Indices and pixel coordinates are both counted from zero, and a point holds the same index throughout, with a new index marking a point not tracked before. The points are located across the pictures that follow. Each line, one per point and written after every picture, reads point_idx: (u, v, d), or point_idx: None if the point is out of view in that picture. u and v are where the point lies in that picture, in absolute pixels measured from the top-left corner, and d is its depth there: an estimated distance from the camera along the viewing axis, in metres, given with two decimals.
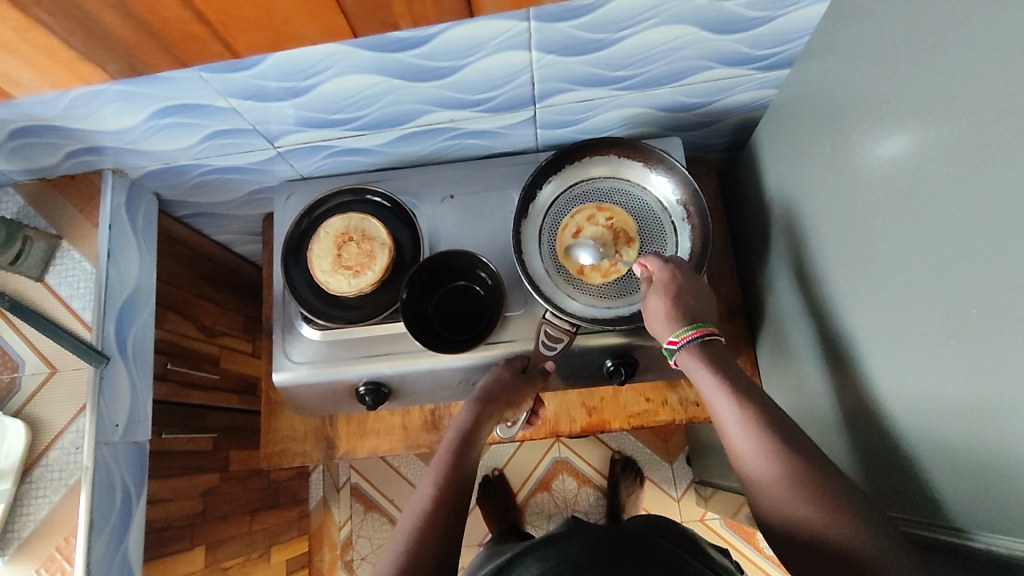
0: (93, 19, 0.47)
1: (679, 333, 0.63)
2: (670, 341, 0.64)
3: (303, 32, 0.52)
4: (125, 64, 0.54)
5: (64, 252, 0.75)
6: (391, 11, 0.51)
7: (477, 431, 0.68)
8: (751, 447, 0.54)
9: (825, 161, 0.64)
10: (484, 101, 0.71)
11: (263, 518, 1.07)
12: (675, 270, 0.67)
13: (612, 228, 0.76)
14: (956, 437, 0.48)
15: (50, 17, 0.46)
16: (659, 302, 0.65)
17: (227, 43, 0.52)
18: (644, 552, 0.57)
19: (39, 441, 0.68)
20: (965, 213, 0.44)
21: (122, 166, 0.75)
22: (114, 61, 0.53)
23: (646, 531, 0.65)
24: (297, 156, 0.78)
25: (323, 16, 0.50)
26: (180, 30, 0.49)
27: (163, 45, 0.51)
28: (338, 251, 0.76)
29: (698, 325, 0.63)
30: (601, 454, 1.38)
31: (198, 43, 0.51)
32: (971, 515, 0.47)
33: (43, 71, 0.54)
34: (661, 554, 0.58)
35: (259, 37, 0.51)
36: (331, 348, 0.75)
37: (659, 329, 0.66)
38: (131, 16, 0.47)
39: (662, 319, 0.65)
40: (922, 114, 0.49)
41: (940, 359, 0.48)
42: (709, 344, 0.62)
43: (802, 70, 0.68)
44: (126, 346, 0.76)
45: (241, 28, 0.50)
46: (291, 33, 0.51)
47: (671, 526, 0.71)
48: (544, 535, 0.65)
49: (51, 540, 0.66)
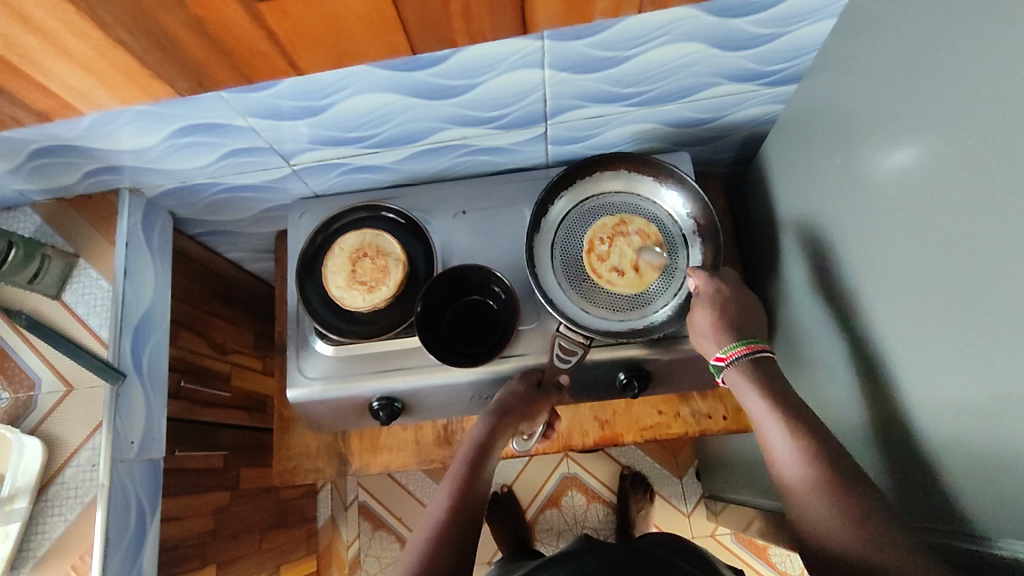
0: (170, 38, 0.48)
1: (727, 350, 0.65)
2: (716, 358, 0.66)
3: (365, 50, 0.53)
4: (194, 80, 0.54)
5: (81, 270, 0.75)
6: (449, 29, 0.52)
7: (492, 443, 0.69)
8: (788, 452, 0.57)
9: (835, 174, 0.65)
10: (498, 118, 0.72)
11: (272, 537, 1.07)
12: (721, 284, 0.70)
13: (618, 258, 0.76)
14: (978, 444, 0.48)
15: (130, 36, 0.47)
16: (703, 314, 0.68)
17: (289, 63, 0.53)
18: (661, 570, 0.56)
19: (54, 459, 0.68)
20: (977, 224, 0.45)
21: (138, 185, 0.76)
22: (183, 77, 0.54)
23: (660, 551, 0.64)
24: (311, 174, 0.79)
25: (384, 34, 0.51)
26: (249, 49, 0.50)
27: (233, 62, 0.52)
28: (353, 267, 0.76)
29: (747, 341, 0.65)
30: (610, 469, 1.37)
31: (264, 60, 0.52)
32: (993, 520, 0.47)
33: (117, 91, 0.55)
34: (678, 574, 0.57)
35: (324, 54, 0.52)
36: (345, 363, 0.76)
37: (706, 345, 0.68)
38: (207, 34, 0.48)
39: (707, 333, 0.68)
40: (932, 127, 0.50)
41: (959, 366, 0.49)
42: (759, 362, 0.64)
43: (811, 85, 0.70)
44: (142, 365, 0.76)
45: (309, 44, 0.51)
46: (353, 50, 0.53)
47: (684, 544, 0.71)
48: (556, 554, 0.65)
49: (67, 558, 0.66)
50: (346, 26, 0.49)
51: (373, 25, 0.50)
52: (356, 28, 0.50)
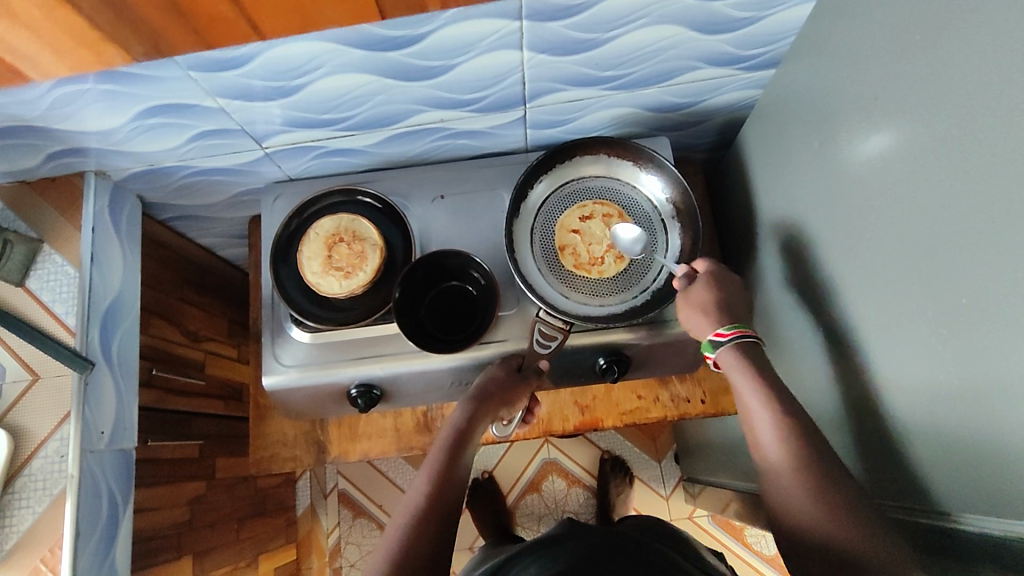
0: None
1: (726, 328, 0.65)
2: (716, 333, 0.65)
3: (329, 16, 0.52)
4: (150, 47, 0.53)
5: (46, 256, 0.73)
6: None
7: (472, 430, 0.68)
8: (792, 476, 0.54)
9: (812, 158, 0.65)
10: (475, 100, 0.71)
11: (250, 526, 1.06)
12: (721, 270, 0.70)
13: (591, 251, 0.76)
14: (949, 425, 0.49)
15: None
16: (706, 290, 0.67)
17: (251, 27, 0.52)
18: (640, 556, 0.56)
19: (22, 450, 0.66)
20: (947, 206, 0.46)
21: (104, 167, 0.74)
22: (141, 45, 0.52)
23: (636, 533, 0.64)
24: (285, 157, 0.78)
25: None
26: (209, 11, 0.49)
27: (190, 26, 0.50)
28: (329, 252, 0.75)
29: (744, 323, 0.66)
30: (590, 453, 1.39)
31: (223, 24, 0.51)
32: (964, 499, 0.48)
33: (68, 60, 0.53)
34: (654, 555, 0.58)
35: (287, 21, 0.52)
36: (322, 350, 0.75)
37: (703, 322, 0.67)
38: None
39: (710, 309, 0.67)
40: (907, 111, 0.50)
41: (930, 347, 0.50)
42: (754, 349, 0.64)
43: (789, 70, 0.70)
44: (111, 354, 0.74)
45: (271, 13, 0.50)
46: (318, 16, 0.52)
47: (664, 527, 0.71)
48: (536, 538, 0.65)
49: (36, 551, 0.64)
50: None
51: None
52: None
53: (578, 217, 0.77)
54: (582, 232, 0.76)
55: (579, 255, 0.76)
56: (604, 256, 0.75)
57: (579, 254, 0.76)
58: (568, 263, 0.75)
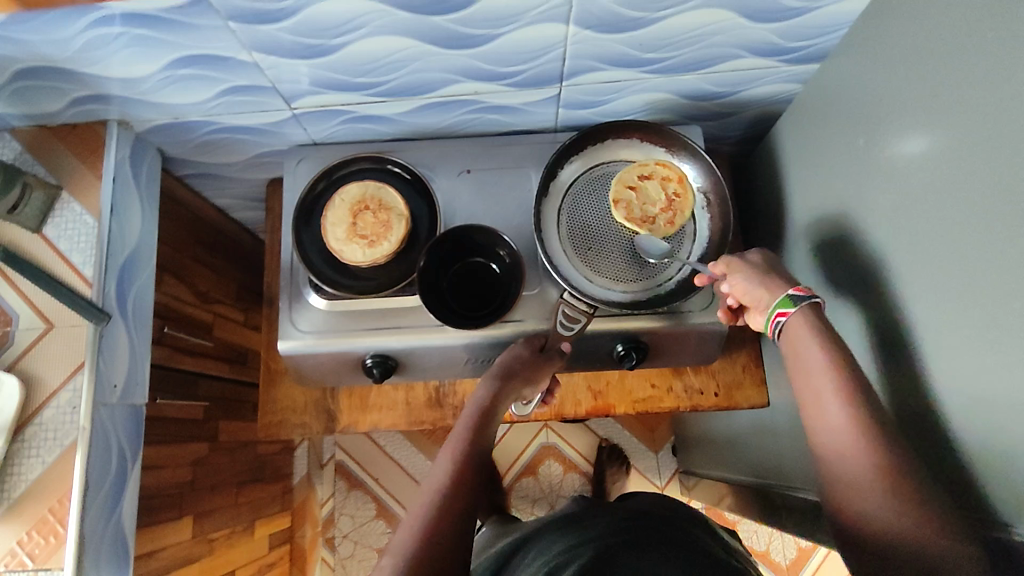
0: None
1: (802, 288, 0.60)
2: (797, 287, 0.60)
3: None
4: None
5: (64, 204, 0.71)
6: None
7: (495, 407, 0.67)
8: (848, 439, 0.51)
9: (851, 156, 0.65)
10: (512, 74, 0.70)
11: (248, 491, 1.05)
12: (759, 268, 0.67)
13: (645, 209, 0.72)
14: (977, 427, 0.49)
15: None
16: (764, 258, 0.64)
17: None
18: (668, 535, 0.59)
19: (33, 398, 0.65)
20: (994, 212, 0.46)
21: (127, 117, 0.72)
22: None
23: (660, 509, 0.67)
24: (313, 120, 0.76)
25: None
26: None
27: None
28: (353, 219, 0.73)
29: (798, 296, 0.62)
30: (589, 441, 1.39)
31: None
32: (988, 506, 0.48)
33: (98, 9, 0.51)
34: (684, 533, 0.60)
35: None
36: (339, 318, 0.74)
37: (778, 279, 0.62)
38: None
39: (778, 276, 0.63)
40: (958, 111, 0.49)
41: (963, 352, 0.50)
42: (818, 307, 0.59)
43: (834, 65, 0.68)
44: (126, 306, 0.73)
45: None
46: None
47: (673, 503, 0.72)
48: (566, 515, 0.68)
49: (46, 500, 0.63)
50: None
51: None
52: None
53: (637, 175, 0.73)
54: (638, 188, 0.73)
55: (631, 211, 0.72)
56: (655, 217, 0.72)
57: (632, 211, 0.72)
58: (621, 216, 0.72)
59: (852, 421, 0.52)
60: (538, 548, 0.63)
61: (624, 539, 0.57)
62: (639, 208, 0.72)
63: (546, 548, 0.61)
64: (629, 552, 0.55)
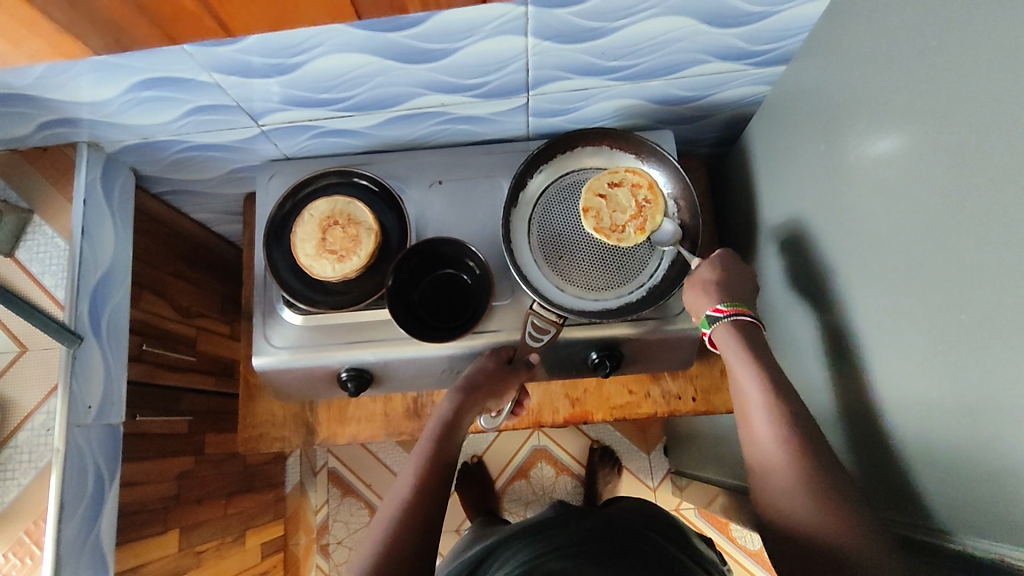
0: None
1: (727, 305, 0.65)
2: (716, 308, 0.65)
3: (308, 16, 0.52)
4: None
5: (36, 227, 0.73)
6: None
7: (459, 420, 0.69)
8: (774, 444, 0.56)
9: (820, 160, 0.64)
10: (477, 85, 0.70)
11: (238, 502, 1.06)
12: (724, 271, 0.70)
13: (614, 218, 0.72)
14: (944, 434, 0.48)
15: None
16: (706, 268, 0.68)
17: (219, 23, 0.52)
18: (635, 548, 0.59)
19: (8, 421, 0.67)
20: (955, 220, 0.45)
21: (97, 139, 0.72)
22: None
23: (627, 519, 0.68)
24: (282, 136, 0.76)
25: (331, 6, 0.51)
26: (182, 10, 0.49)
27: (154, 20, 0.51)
28: (323, 234, 0.74)
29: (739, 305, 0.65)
30: (580, 443, 1.39)
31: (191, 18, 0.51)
32: (961, 518, 0.48)
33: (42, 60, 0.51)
34: (645, 540, 0.62)
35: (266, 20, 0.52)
36: (314, 333, 0.74)
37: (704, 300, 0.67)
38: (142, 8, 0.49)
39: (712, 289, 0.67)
40: (918, 119, 0.49)
41: (930, 361, 0.49)
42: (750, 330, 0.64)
43: (800, 67, 0.68)
44: (100, 326, 0.74)
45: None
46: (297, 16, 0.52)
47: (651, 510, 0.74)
48: (533, 523, 0.68)
49: (20, 522, 0.65)
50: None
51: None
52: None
53: (608, 181, 0.74)
54: (608, 196, 0.73)
55: (601, 219, 0.72)
56: (625, 225, 0.72)
57: (602, 220, 0.72)
58: (590, 225, 0.72)
59: (779, 432, 0.57)
60: (503, 557, 0.63)
61: (589, 550, 0.58)
62: (609, 216, 0.73)
63: (511, 557, 0.62)
64: (592, 563, 0.56)
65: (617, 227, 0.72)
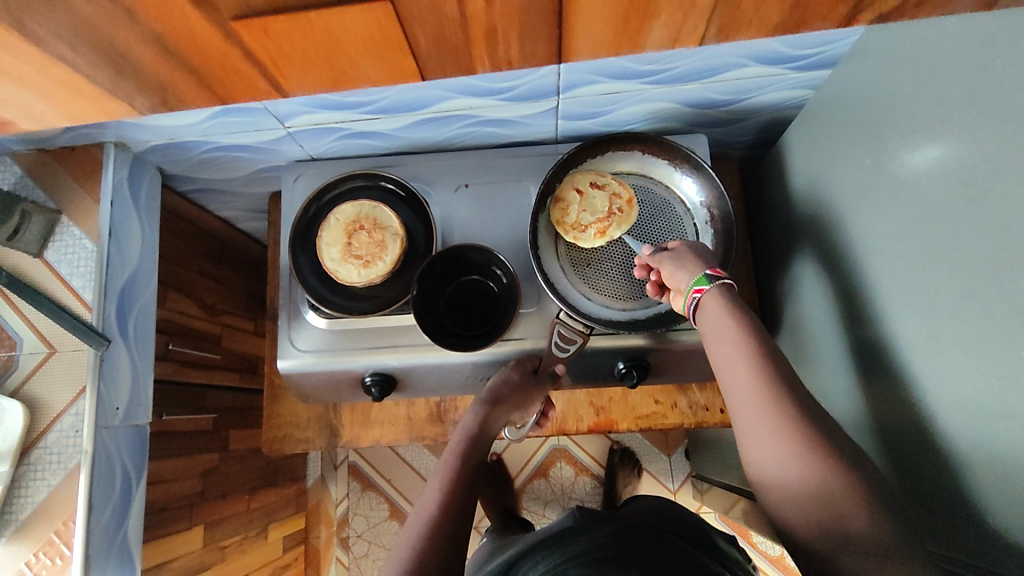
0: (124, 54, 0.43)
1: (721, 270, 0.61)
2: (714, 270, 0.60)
3: (365, 72, 0.47)
4: (155, 101, 0.49)
5: (64, 228, 0.72)
6: (469, 57, 0.46)
7: (485, 433, 0.68)
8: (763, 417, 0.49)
9: (863, 173, 0.61)
10: (505, 89, 0.68)
11: (261, 496, 1.07)
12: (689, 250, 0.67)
13: (580, 215, 0.72)
14: (989, 470, 0.46)
15: (73, 52, 0.41)
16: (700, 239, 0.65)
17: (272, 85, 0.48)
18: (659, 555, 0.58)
19: (37, 423, 0.67)
20: (1008, 247, 0.42)
21: (124, 140, 0.72)
22: (145, 96, 0.48)
23: (650, 521, 0.66)
24: (308, 137, 0.75)
25: (391, 58, 0.45)
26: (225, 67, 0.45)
27: (203, 79, 0.46)
28: (348, 239, 0.73)
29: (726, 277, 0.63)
30: (601, 443, 1.38)
31: (243, 80, 0.47)
32: (1010, 557, 0.45)
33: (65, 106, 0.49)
34: (665, 543, 0.61)
35: (315, 78, 0.47)
36: (338, 337, 0.74)
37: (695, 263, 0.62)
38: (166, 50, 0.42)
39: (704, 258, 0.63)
40: (970, 135, 0.46)
41: (977, 392, 0.47)
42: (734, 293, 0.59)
43: (844, 73, 0.65)
44: (127, 329, 0.74)
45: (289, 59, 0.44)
46: (352, 72, 0.47)
47: (675, 509, 0.71)
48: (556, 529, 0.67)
49: (51, 522, 0.65)
50: (344, 46, 0.43)
51: (376, 46, 0.43)
52: (353, 47, 0.43)
53: (590, 181, 0.73)
54: (585, 196, 0.73)
55: (568, 214, 0.72)
56: (589, 225, 0.72)
57: (567, 213, 0.72)
58: (554, 215, 0.73)
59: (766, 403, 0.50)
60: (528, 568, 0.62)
61: (615, 559, 0.56)
62: (576, 213, 0.72)
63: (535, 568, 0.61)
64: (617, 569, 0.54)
65: (580, 224, 0.72)
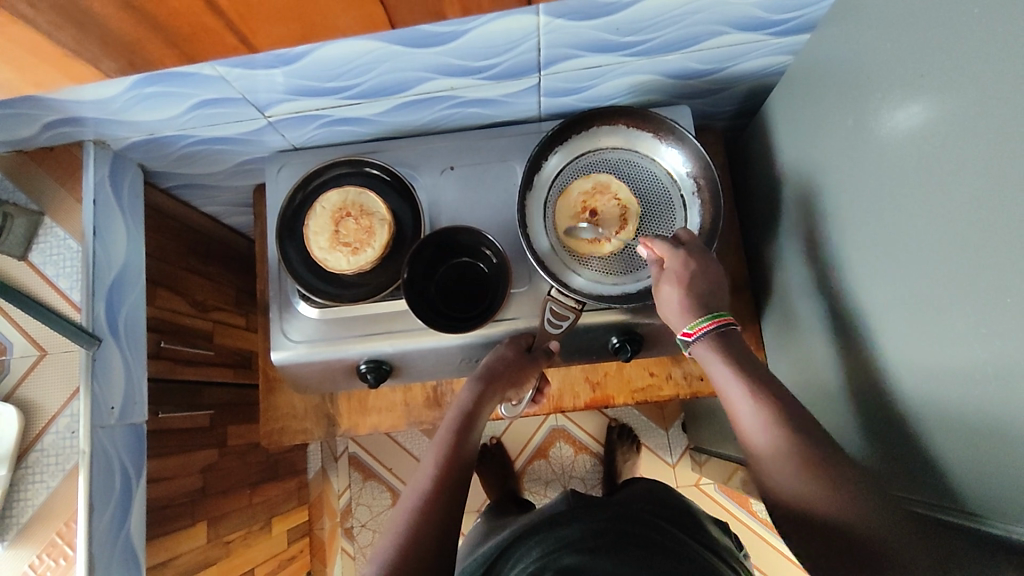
0: (87, 12, 0.43)
1: (693, 326, 0.63)
2: (682, 333, 0.64)
3: (338, 23, 0.49)
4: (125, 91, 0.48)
5: (47, 229, 0.72)
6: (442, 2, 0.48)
7: (479, 409, 0.69)
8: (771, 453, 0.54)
9: (845, 135, 0.61)
10: (487, 67, 0.67)
11: (263, 490, 1.07)
12: (686, 255, 0.65)
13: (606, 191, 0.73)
14: (966, 418, 0.47)
15: (37, 9, 0.42)
16: (672, 290, 0.64)
17: (242, 39, 0.49)
18: (648, 541, 0.59)
19: (33, 426, 0.67)
20: (982, 198, 0.43)
21: (103, 137, 0.71)
22: None
23: (642, 509, 0.66)
24: (289, 126, 0.75)
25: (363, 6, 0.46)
26: (192, 22, 0.46)
27: (172, 38, 0.48)
28: (336, 227, 0.73)
29: (715, 314, 0.63)
30: (599, 421, 1.39)
31: (211, 36, 0.48)
32: (991, 502, 0.46)
33: (30, 71, 0.50)
34: (654, 528, 0.62)
35: (289, 29, 0.48)
36: (330, 326, 0.73)
37: (671, 318, 0.65)
38: (134, 8, 0.43)
39: (675, 309, 0.64)
40: (946, 89, 0.46)
41: (956, 345, 0.48)
42: (726, 335, 0.62)
43: (824, 36, 0.64)
44: (118, 327, 0.73)
45: (268, 17, 0.46)
46: (325, 23, 0.48)
47: (668, 497, 0.72)
48: (544, 518, 0.68)
49: (52, 524, 0.65)
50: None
51: None
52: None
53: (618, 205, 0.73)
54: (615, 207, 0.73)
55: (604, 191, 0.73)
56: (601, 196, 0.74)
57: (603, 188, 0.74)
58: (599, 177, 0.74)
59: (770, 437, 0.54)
60: (514, 553, 0.64)
61: (599, 544, 0.58)
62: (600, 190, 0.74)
63: (522, 553, 0.62)
64: (603, 555, 0.56)
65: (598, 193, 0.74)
